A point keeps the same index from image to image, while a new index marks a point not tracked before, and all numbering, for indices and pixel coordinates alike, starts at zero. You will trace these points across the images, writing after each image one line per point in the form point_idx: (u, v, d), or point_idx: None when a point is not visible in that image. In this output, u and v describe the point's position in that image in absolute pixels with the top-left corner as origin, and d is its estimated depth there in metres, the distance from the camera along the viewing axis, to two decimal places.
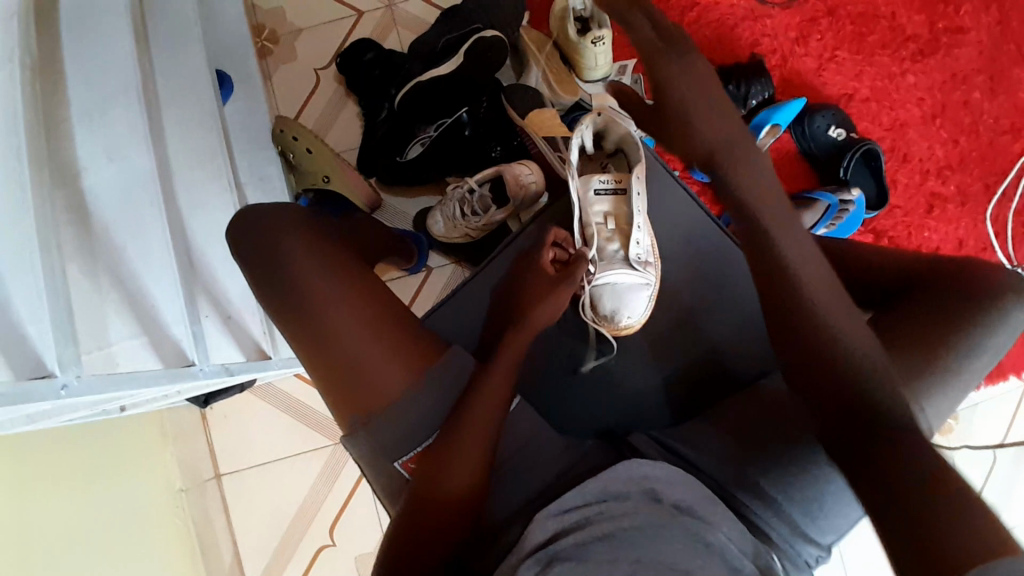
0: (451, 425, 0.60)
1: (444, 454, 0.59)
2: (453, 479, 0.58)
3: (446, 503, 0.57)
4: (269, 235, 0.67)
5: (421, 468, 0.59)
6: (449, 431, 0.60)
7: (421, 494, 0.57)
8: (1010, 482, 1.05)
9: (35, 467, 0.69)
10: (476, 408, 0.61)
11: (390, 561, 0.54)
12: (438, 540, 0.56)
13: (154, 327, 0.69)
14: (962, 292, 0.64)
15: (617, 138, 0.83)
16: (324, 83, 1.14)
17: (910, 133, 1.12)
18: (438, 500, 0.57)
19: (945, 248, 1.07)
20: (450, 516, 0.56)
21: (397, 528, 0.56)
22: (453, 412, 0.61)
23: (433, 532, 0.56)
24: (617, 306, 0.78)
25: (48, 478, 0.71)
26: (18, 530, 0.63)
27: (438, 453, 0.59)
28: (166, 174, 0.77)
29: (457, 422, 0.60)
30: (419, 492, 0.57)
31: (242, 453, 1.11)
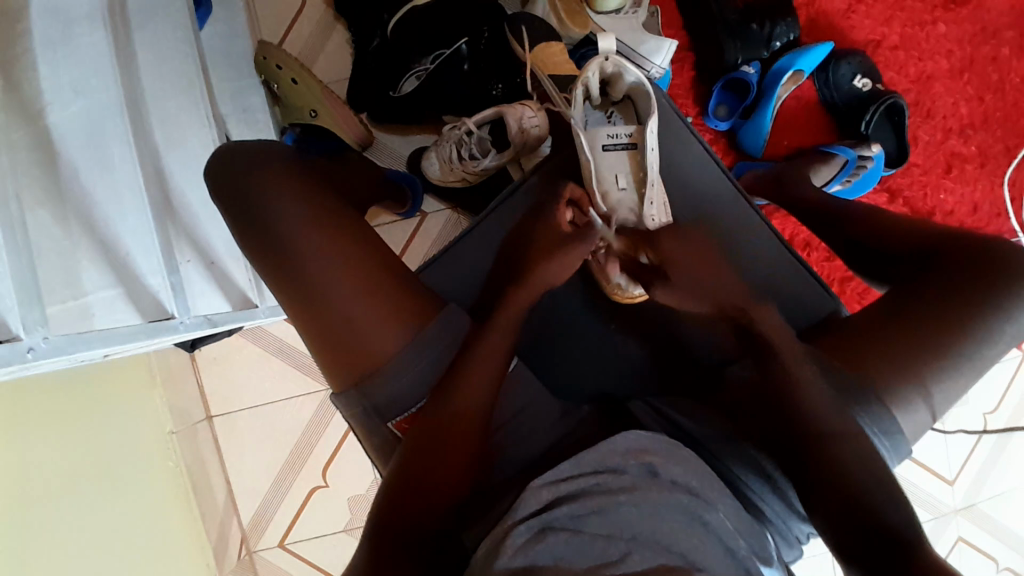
0: (447, 388, 0.59)
1: (440, 417, 0.58)
2: (448, 442, 0.57)
3: (445, 473, 0.56)
4: (259, 175, 0.62)
5: (415, 435, 0.57)
6: (444, 394, 0.58)
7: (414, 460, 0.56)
8: (994, 449, 1.07)
9: (26, 413, 0.68)
10: (471, 368, 0.60)
11: (381, 523, 0.53)
12: (432, 509, 0.54)
13: (130, 277, 0.65)
14: (983, 269, 0.61)
15: (624, 86, 0.76)
16: (311, 5, 1.04)
17: (936, 86, 1.05)
18: (434, 463, 0.56)
19: (959, 211, 1.03)
20: (444, 483, 0.55)
21: (390, 492, 0.55)
22: (448, 377, 0.59)
23: (426, 499, 0.54)
24: (630, 272, 0.72)
25: (39, 428, 0.70)
26: (12, 478, 0.63)
27: (432, 416, 0.58)
28: (138, 109, 0.71)
29: (451, 386, 0.59)
30: (412, 453, 0.56)
31: (232, 396, 1.10)
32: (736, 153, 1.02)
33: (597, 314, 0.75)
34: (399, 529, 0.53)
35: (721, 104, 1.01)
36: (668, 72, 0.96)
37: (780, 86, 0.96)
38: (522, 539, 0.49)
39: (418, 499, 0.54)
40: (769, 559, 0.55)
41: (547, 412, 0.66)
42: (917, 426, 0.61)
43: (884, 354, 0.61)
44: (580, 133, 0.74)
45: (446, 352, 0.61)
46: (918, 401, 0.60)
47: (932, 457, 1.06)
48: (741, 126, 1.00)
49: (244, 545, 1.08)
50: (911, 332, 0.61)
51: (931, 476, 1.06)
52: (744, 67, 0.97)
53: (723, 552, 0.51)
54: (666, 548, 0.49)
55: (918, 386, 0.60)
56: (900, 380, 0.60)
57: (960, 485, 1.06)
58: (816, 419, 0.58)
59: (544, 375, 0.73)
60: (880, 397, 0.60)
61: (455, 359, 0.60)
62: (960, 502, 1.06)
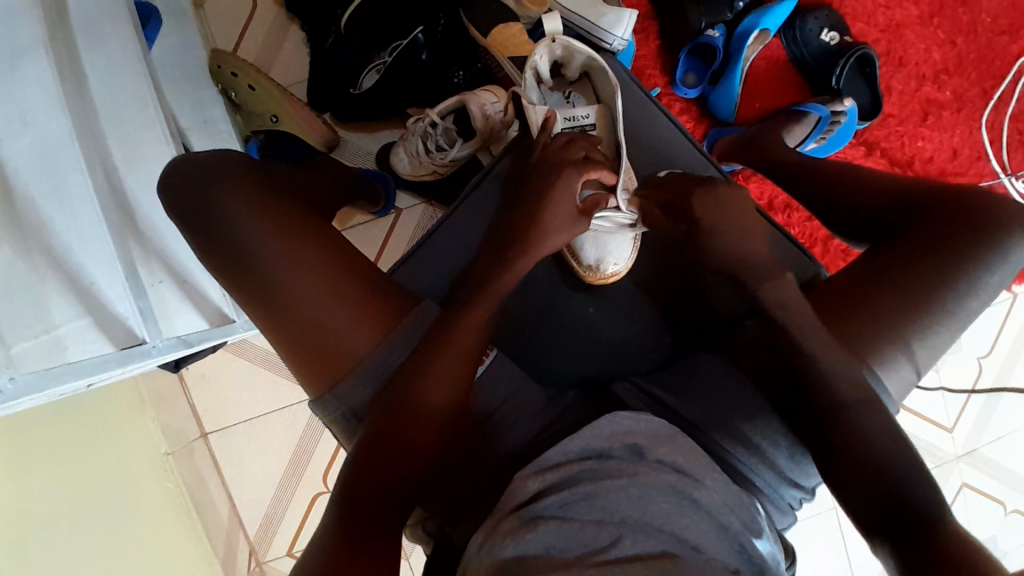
0: (401, 408, 0.56)
1: (403, 421, 0.56)
2: (403, 458, 0.56)
3: (410, 466, 0.56)
4: (216, 187, 0.61)
5: (377, 437, 0.56)
6: (398, 414, 0.56)
7: (381, 461, 0.55)
8: (986, 407, 1.07)
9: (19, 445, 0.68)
10: (430, 387, 0.57)
11: (351, 517, 0.54)
12: (391, 496, 0.56)
13: (98, 305, 0.64)
14: (961, 221, 0.60)
15: (578, 64, 0.74)
16: (263, 7, 1.01)
17: (907, 33, 1.03)
18: (387, 481, 0.55)
19: (938, 158, 1.02)
20: (405, 476, 0.56)
21: (354, 491, 0.55)
22: (407, 368, 0.57)
23: (385, 488, 0.55)
24: (601, 255, 0.71)
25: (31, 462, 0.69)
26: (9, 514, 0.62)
27: (386, 436, 0.56)
28: (92, 133, 0.68)
29: (412, 390, 0.56)
30: (361, 470, 0.55)
31: (225, 410, 1.07)
32: (709, 120, 1.01)
33: (576, 296, 0.73)
34: (368, 518, 0.54)
35: (689, 72, 0.98)
36: (630, 45, 0.94)
37: (746, 48, 0.93)
38: (509, 530, 0.48)
39: (370, 514, 0.55)
40: (761, 531, 0.52)
41: (532, 401, 0.64)
42: (902, 384, 0.60)
43: (873, 316, 0.59)
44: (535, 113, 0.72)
45: (407, 369, 0.57)
46: (902, 359, 0.59)
47: (930, 408, 1.06)
48: (711, 91, 0.98)
49: (252, 557, 1.06)
50: (892, 291, 0.59)
51: (932, 427, 1.06)
52: (708, 31, 0.95)
53: (713, 528, 0.49)
54: (656, 528, 0.48)
55: (902, 344, 0.59)
56: (882, 340, 0.59)
57: (960, 433, 1.07)
58: (824, 387, 0.57)
59: (524, 363, 0.72)
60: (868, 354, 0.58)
61: (411, 376, 0.57)
62: (962, 449, 1.07)
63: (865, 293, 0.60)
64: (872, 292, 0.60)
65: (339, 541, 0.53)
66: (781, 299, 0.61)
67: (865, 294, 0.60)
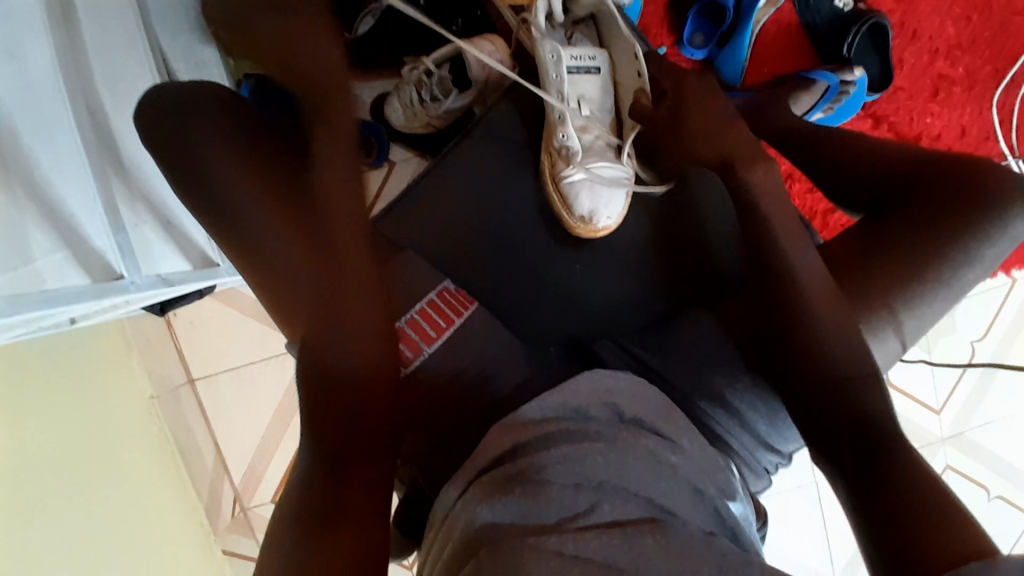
0: (365, 343, 0.55)
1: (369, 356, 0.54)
2: (368, 394, 0.53)
3: (373, 408, 0.53)
4: (193, 121, 0.61)
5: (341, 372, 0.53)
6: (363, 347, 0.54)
7: (342, 398, 0.53)
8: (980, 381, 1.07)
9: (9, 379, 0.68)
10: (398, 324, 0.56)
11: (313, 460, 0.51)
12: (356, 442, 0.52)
13: (77, 240, 0.62)
14: (959, 194, 0.59)
15: (588, 2, 0.74)
16: None
17: (922, 4, 0.99)
18: (353, 424, 0.52)
19: (946, 136, 1.00)
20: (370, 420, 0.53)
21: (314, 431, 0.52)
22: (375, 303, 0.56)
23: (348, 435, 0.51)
24: (595, 206, 0.70)
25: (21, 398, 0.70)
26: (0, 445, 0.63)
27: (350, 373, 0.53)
28: (74, 63, 0.66)
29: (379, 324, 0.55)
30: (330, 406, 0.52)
31: (213, 358, 1.07)
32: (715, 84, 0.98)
33: (562, 254, 0.72)
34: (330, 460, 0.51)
35: (696, 32, 0.95)
36: (637, 0, 0.90)
37: (756, 10, 0.91)
38: (485, 493, 0.46)
39: (348, 465, 0.50)
40: (735, 494, 0.52)
41: (513, 355, 0.64)
42: (889, 356, 0.58)
43: (866, 282, 0.58)
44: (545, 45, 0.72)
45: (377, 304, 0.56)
46: (890, 331, 0.57)
47: (919, 389, 1.07)
48: (718, 54, 0.95)
49: (237, 501, 1.07)
50: (881, 263, 0.58)
51: (918, 408, 1.07)
52: None
53: (689, 493, 0.48)
54: (633, 493, 0.46)
55: (893, 312, 0.57)
56: (872, 311, 0.57)
57: (946, 413, 1.07)
58: (826, 359, 0.52)
59: (509, 320, 0.71)
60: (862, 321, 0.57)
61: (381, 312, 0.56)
62: (948, 431, 1.07)
63: (852, 265, 0.59)
64: (863, 264, 0.59)
65: (312, 491, 0.49)
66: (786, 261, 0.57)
67: (854, 265, 0.59)
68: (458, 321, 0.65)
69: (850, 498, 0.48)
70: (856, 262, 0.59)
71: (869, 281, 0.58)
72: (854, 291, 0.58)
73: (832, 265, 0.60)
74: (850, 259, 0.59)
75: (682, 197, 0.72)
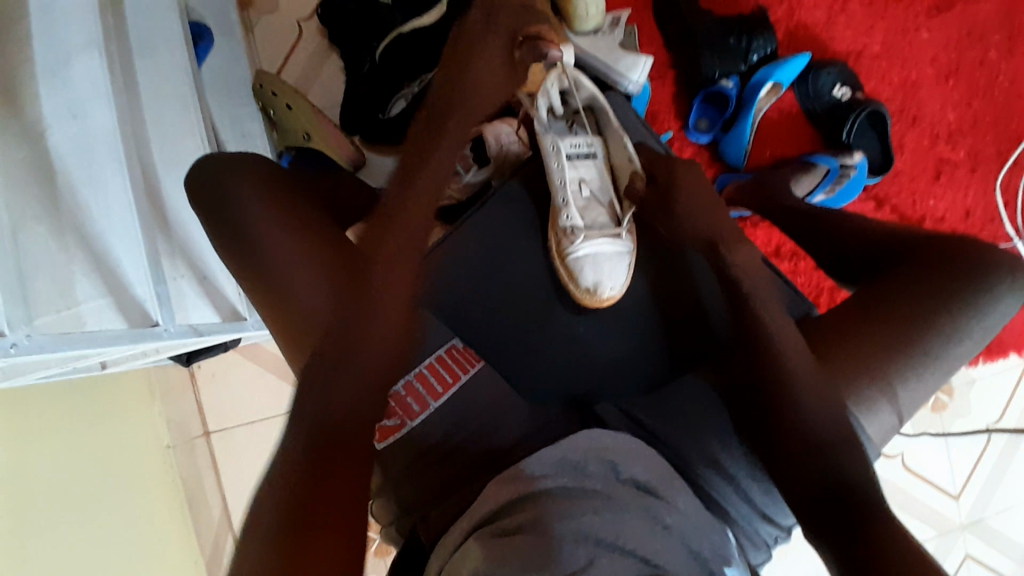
0: (344, 340, 0.53)
1: (339, 377, 0.52)
2: (339, 418, 0.51)
3: (341, 434, 0.50)
4: (230, 179, 0.67)
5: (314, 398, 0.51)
6: (345, 343, 0.53)
7: (314, 421, 0.50)
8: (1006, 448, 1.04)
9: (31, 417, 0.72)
10: (376, 319, 0.55)
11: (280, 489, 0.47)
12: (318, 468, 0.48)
13: (119, 287, 0.68)
14: (948, 270, 0.61)
15: (584, 97, 0.82)
16: (307, 38, 1.09)
17: (921, 92, 1.05)
18: (315, 449, 0.49)
19: (950, 217, 1.03)
20: (338, 446, 0.50)
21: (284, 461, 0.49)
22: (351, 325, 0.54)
23: (313, 460, 0.48)
24: (598, 279, 0.74)
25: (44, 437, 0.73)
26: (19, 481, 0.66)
27: (318, 397, 0.51)
28: (135, 132, 0.75)
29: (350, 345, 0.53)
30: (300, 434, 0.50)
31: (230, 411, 1.10)
32: (720, 165, 1.04)
33: (567, 317, 0.75)
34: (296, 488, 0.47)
35: (701, 117, 1.03)
36: (646, 87, 0.97)
37: (759, 98, 0.97)
38: (480, 547, 0.46)
39: None
40: (730, 557, 0.51)
41: (517, 413, 0.65)
42: (884, 429, 0.59)
43: (848, 356, 0.59)
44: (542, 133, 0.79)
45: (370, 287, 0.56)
46: (882, 403, 0.58)
47: (936, 471, 1.03)
48: (722, 138, 1.02)
49: None
50: (873, 334, 0.60)
51: (935, 493, 1.03)
52: (722, 80, 0.99)
53: (685, 553, 0.48)
54: (630, 551, 0.45)
55: (882, 385, 0.58)
56: (866, 383, 0.58)
57: (966, 500, 1.03)
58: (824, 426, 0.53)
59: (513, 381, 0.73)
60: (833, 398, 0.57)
61: (359, 309, 0.55)
62: (967, 519, 1.02)
63: (845, 336, 0.60)
64: (857, 334, 0.60)
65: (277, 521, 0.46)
66: (780, 332, 0.59)
67: (848, 336, 0.60)
68: (464, 376, 0.66)
69: (833, 558, 0.47)
70: (848, 332, 0.61)
71: (861, 353, 0.59)
72: (847, 362, 0.59)
73: (826, 333, 0.62)
74: (843, 327, 0.61)
75: (680, 263, 0.75)
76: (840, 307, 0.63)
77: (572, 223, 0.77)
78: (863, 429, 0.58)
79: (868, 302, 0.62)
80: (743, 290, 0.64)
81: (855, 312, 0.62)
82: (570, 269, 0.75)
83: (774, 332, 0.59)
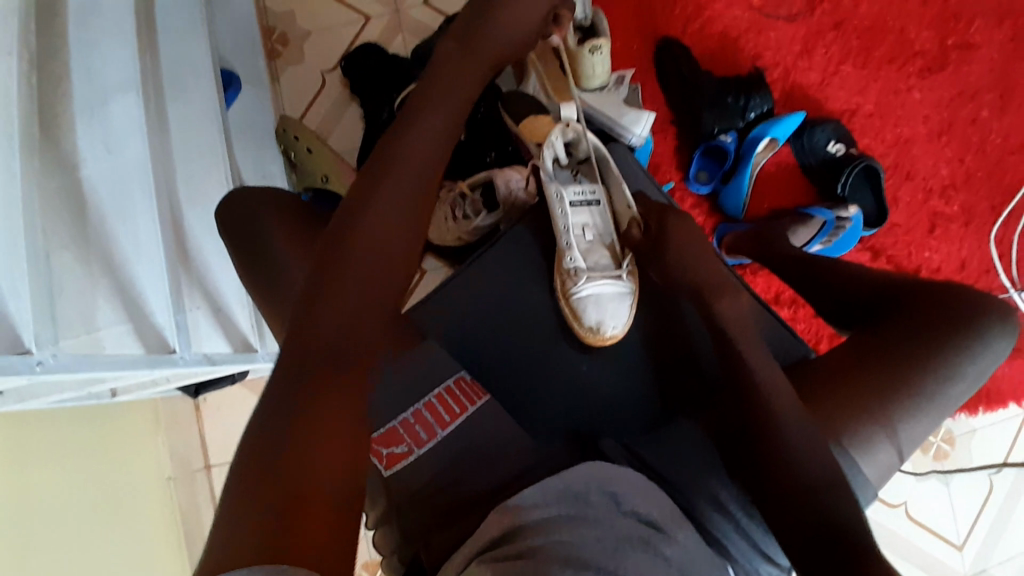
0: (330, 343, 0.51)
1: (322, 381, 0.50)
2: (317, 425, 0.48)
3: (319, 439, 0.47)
4: (258, 213, 0.75)
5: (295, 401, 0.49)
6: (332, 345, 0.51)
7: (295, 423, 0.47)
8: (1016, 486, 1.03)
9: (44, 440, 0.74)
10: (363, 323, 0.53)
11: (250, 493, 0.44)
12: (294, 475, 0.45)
13: (140, 314, 0.71)
14: (937, 315, 0.63)
15: (586, 147, 0.85)
16: (329, 87, 1.16)
17: (914, 149, 1.10)
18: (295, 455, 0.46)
19: (945, 268, 1.06)
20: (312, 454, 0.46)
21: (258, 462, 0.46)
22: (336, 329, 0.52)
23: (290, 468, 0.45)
24: (601, 317, 0.76)
25: (54, 460, 0.75)
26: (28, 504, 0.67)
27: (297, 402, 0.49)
28: (165, 169, 0.79)
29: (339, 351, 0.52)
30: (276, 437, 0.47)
31: (232, 445, 1.11)
32: (719, 215, 1.08)
33: (571, 354, 0.78)
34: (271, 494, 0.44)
35: (701, 170, 1.07)
36: (648, 141, 1.02)
37: (756, 153, 1.02)
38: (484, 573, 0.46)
39: None
40: None
41: (522, 447, 0.66)
42: (882, 469, 0.60)
43: (844, 395, 0.61)
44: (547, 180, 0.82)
45: (363, 271, 0.55)
46: (879, 443, 0.59)
47: (940, 521, 1.02)
48: (721, 190, 1.06)
49: None
50: (869, 375, 0.61)
51: (937, 541, 1.02)
52: (720, 135, 1.05)
53: None
54: None
55: (882, 424, 0.59)
56: (863, 423, 0.59)
57: (970, 550, 1.02)
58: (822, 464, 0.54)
59: (518, 415, 0.75)
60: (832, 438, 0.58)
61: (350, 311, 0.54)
62: (971, 569, 1.02)
63: (840, 376, 0.62)
64: (852, 374, 0.62)
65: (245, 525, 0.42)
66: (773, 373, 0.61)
67: (844, 377, 0.62)
68: (471, 407, 0.67)
69: None
70: (844, 374, 0.62)
71: (857, 392, 0.61)
72: (845, 401, 0.60)
73: (821, 375, 0.63)
74: (838, 369, 0.63)
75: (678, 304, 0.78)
76: (835, 349, 0.65)
77: (575, 264, 0.79)
78: (859, 467, 0.59)
79: (863, 345, 0.64)
80: (740, 333, 0.66)
81: (850, 354, 0.64)
82: (574, 307, 0.77)
83: (769, 373, 0.61)
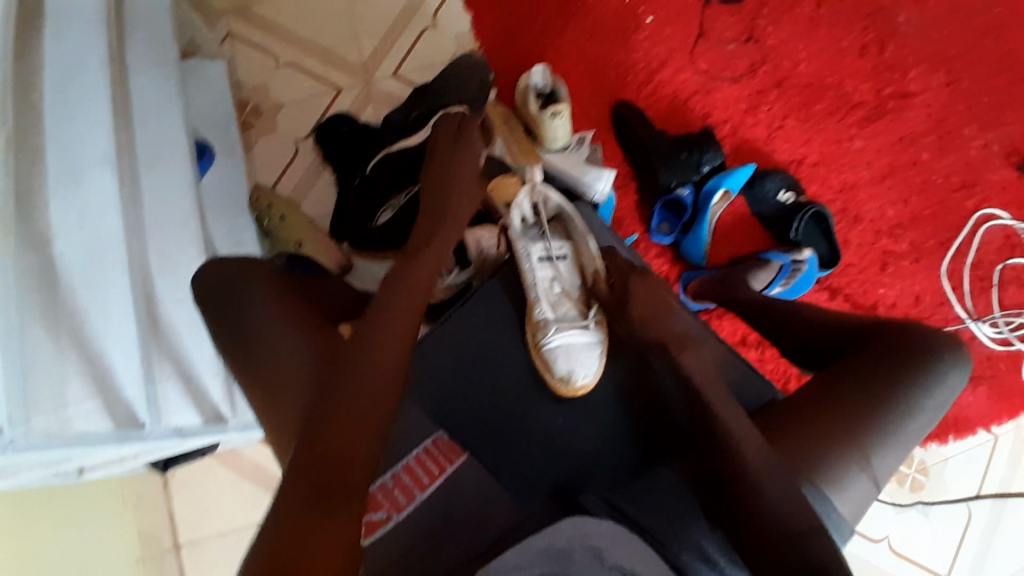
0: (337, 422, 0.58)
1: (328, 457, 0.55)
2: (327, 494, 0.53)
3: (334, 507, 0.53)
4: (239, 280, 0.76)
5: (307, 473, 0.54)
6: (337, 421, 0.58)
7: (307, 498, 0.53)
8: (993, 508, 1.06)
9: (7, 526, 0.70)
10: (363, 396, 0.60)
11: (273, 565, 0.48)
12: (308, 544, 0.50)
13: (109, 388, 0.69)
14: (893, 352, 0.67)
15: (552, 206, 0.89)
16: (302, 156, 1.20)
17: (860, 194, 1.17)
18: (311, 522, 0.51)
19: (900, 303, 1.13)
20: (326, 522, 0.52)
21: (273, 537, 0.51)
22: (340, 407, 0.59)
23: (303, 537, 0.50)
24: (571, 367, 0.78)
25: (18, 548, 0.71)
26: None
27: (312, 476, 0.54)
28: (136, 242, 0.79)
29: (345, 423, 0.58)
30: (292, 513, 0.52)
31: (199, 520, 1.06)
32: (681, 263, 1.13)
33: (548, 406, 0.79)
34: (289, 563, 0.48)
35: (663, 222, 1.13)
36: (609, 197, 1.08)
37: (711, 205, 1.08)
38: None
39: None
40: None
41: (507, 503, 0.66)
42: (856, 503, 0.61)
43: (814, 433, 0.63)
44: (513, 238, 0.86)
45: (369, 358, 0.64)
46: (851, 478, 0.61)
47: (923, 550, 1.06)
48: (682, 239, 1.12)
49: None
50: (836, 412, 0.64)
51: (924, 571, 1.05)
52: (678, 189, 1.11)
53: None
54: None
55: (853, 458, 0.61)
56: (835, 459, 0.61)
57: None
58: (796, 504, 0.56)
59: (502, 471, 0.75)
60: (807, 476, 0.60)
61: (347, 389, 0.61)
62: None
63: (809, 414, 0.64)
64: (821, 412, 0.64)
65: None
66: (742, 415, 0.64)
67: (813, 415, 0.64)
68: (449, 467, 0.68)
69: None
70: (812, 412, 0.64)
71: (826, 430, 0.63)
72: (816, 439, 0.62)
73: (791, 414, 0.66)
74: (807, 408, 0.65)
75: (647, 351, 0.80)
76: (802, 388, 0.68)
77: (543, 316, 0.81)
78: (834, 504, 0.60)
79: (827, 383, 0.66)
80: (710, 377, 0.68)
81: (816, 392, 0.66)
82: (545, 358, 0.79)
83: (738, 417, 0.64)
